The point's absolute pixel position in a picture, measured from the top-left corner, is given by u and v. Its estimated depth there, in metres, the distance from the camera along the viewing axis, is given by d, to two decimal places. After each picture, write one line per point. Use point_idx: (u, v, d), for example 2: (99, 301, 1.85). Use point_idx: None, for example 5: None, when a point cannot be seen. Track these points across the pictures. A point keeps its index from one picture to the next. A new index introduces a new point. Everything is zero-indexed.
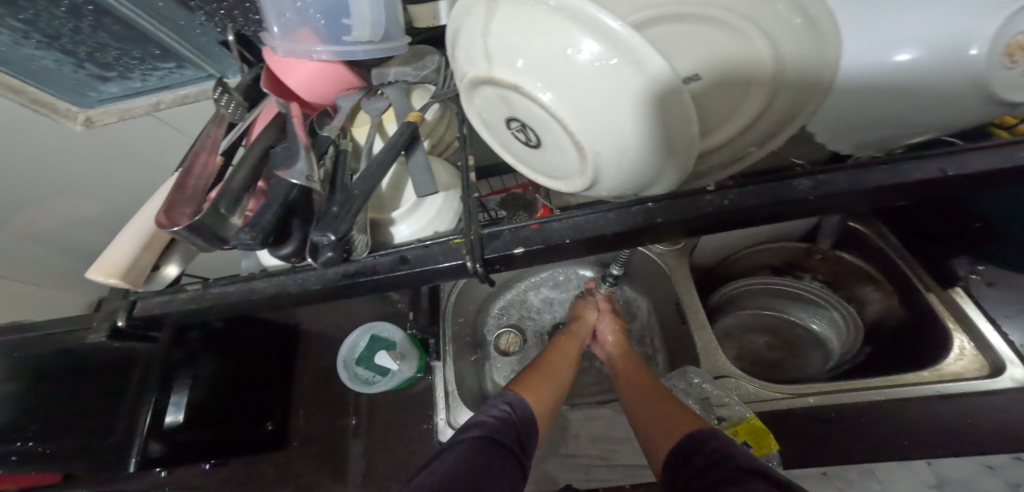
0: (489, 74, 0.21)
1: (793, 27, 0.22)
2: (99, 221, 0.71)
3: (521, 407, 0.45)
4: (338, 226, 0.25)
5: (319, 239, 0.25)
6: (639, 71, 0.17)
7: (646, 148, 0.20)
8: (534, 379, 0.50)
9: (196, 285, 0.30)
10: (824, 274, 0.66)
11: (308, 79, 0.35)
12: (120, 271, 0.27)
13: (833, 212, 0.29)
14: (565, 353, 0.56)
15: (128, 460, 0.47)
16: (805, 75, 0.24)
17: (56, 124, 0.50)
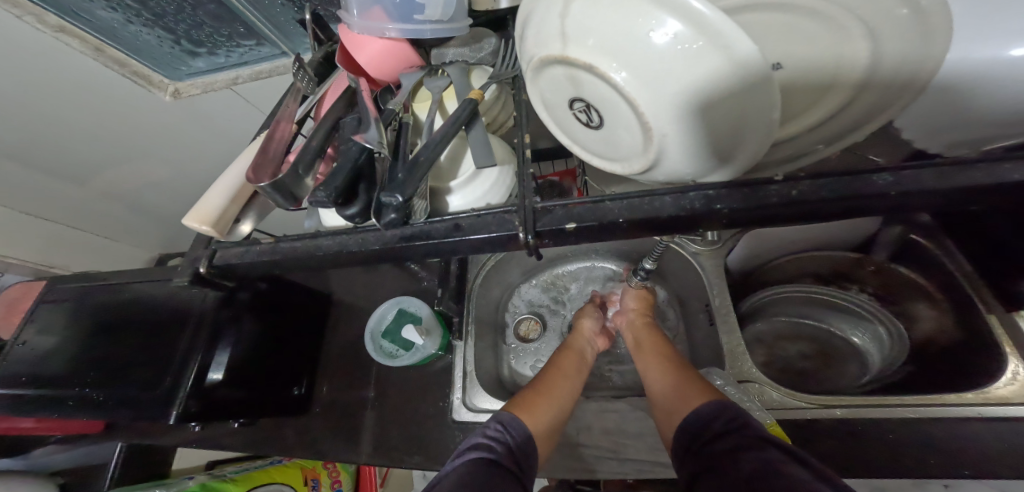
0: (562, 53, 0.22)
1: (897, 17, 0.24)
2: (165, 184, 0.78)
3: (514, 423, 0.48)
4: (405, 188, 0.27)
5: (388, 199, 0.27)
6: (726, 54, 0.18)
7: (717, 129, 0.22)
8: (533, 399, 0.53)
9: (269, 239, 0.33)
10: (874, 286, 0.64)
11: (378, 54, 0.37)
12: (212, 220, 0.30)
13: (900, 213, 0.27)
14: (563, 370, 0.58)
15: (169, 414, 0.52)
16: (898, 74, 0.26)
17: (148, 93, 0.57)
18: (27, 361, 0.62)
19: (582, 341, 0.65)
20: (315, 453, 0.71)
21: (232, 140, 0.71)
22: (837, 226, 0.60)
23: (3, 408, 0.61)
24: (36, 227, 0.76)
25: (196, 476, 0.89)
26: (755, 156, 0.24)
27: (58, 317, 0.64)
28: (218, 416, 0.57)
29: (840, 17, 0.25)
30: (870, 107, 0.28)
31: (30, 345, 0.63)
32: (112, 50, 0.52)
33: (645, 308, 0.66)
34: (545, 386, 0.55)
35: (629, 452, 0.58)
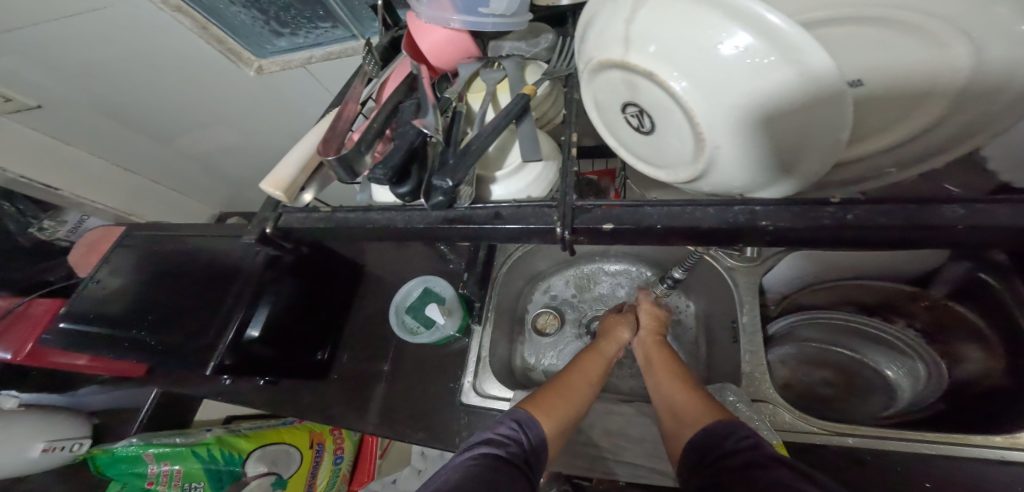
0: (623, 59, 0.23)
1: (1014, 35, 0.22)
2: (233, 150, 0.88)
3: (526, 422, 0.49)
4: (456, 174, 0.29)
5: (439, 183, 0.29)
6: (796, 69, 0.18)
7: (779, 142, 0.21)
8: (550, 398, 0.52)
9: (327, 209, 0.35)
10: (923, 322, 0.60)
11: (440, 44, 0.40)
12: (283, 187, 0.33)
13: (968, 247, 0.25)
14: (588, 375, 0.57)
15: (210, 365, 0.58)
16: (1008, 86, 0.24)
17: (237, 69, 0.62)
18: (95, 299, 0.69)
19: (612, 345, 0.63)
20: (326, 417, 0.77)
21: (294, 118, 0.75)
22: (880, 254, 0.58)
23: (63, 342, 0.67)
24: (118, 176, 0.89)
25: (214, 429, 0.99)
26: (812, 175, 0.24)
27: (123, 263, 0.73)
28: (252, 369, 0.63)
29: (937, 31, 0.23)
30: (956, 131, 0.27)
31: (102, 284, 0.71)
32: (215, 28, 0.57)
33: (658, 327, 0.64)
34: (560, 384, 0.54)
35: (626, 456, 0.59)
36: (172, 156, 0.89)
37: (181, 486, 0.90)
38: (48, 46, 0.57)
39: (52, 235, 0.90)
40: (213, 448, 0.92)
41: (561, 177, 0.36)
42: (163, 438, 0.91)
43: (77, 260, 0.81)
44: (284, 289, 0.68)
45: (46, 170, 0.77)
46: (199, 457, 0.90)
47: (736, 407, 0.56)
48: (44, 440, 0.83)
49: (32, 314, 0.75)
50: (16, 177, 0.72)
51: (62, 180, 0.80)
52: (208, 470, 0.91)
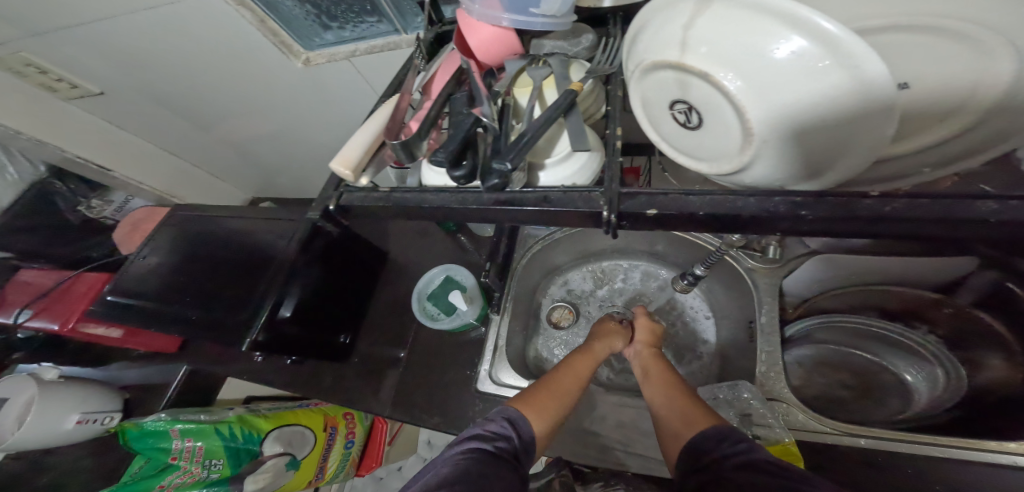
0: (678, 60, 0.25)
1: None
2: (273, 140, 0.99)
3: (516, 419, 0.51)
4: (514, 158, 0.31)
5: (497, 166, 0.31)
6: (849, 72, 0.20)
7: (825, 139, 0.23)
8: (538, 395, 0.55)
9: (386, 189, 0.37)
10: (946, 328, 0.61)
11: (488, 40, 0.42)
12: (353, 167, 0.35)
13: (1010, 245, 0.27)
14: (576, 372, 0.59)
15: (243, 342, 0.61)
16: None
17: (287, 60, 0.69)
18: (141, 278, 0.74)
19: (605, 349, 0.65)
20: (344, 400, 0.83)
21: (335, 103, 0.80)
22: (899, 259, 0.60)
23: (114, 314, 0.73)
24: (165, 159, 1.05)
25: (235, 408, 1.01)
26: (850, 171, 0.25)
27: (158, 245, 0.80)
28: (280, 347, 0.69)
29: (985, 40, 0.24)
30: (992, 136, 0.28)
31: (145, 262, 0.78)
32: (272, 22, 0.64)
33: (653, 341, 0.67)
34: (553, 384, 0.56)
35: (637, 448, 0.64)
36: (210, 141, 1.01)
37: (200, 464, 0.88)
38: (112, 40, 0.69)
39: (101, 213, 1.05)
40: (234, 426, 0.93)
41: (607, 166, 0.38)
42: (188, 415, 0.92)
43: (120, 239, 0.93)
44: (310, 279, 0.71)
45: (97, 151, 0.91)
46: (220, 434, 0.90)
47: (748, 403, 0.59)
48: (79, 413, 0.84)
49: (75, 289, 0.84)
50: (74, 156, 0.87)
51: (114, 160, 0.95)
52: (229, 447, 0.91)
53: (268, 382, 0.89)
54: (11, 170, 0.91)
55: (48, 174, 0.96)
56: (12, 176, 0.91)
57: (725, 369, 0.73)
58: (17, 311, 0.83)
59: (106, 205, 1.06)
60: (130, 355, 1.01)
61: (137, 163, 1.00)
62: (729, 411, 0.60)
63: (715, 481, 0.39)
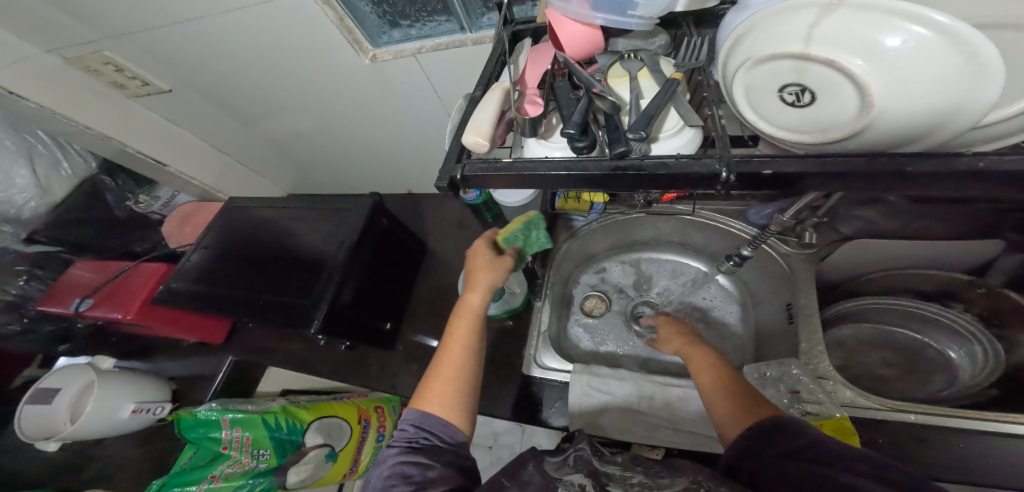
0: (803, 51, 0.29)
1: None
2: (310, 137, 1.02)
3: (423, 419, 0.54)
4: (644, 127, 0.36)
5: (633, 135, 0.36)
6: (965, 52, 0.25)
7: (932, 110, 0.28)
8: (430, 386, 0.57)
9: (508, 159, 0.38)
10: (981, 308, 0.66)
11: (576, 37, 0.47)
12: (489, 135, 0.39)
13: None
14: (451, 342, 0.60)
15: (313, 324, 0.72)
16: None
17: (356, 55, 0.71)
18: (215, 275, 0.86)
19: (478, 297, 0.63)
20: (392, 386, 0.86)
21: (391, 100, 0.83)
22: (934, 244, 0.64)
23: (205, 305, 0.82)
24: (215, 157, 1.12)
25: (276, 399, 1.02)
26: (948, 135, 0.30)
27: (211, 238, 0.92)
28: (337, 331, 0.76)
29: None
30: None
31: (202, 253, 0.90)
32: (348, 20, 0.67)
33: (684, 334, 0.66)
34: (437, 370, 0.58)
35: (686, 426, 0.68)
36: (256, 140, 1.06)
37: (250, 454, 0.90)
38: (183, 43, 0.75)
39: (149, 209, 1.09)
40: (279, 417, 0.94)
41: (708, 139, 0.41)
42: (236, 405, 0.94)
43: (170, 230, 1.05)
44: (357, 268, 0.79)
45: (159, 149, 1.00)
46: (267, 424, 0.91)
47: (799, 380, 0.63)
48: (134, 402, 0.88)
49: (132, 281, 0.92)
50: (134, 151, 0.96)
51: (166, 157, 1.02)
52: (274, 438, 0.92)
53: (314, 371, 0.92)
54: (66, 164, 0.95)
55: (99, 170, 1.01)
56: (67, 171, 0.95)
57: (762, 351, 0.77)
58: (80, 301, 0.92)
59: (153, 202, 1.09)
60: (176, 346, 1.05)
61: (187, 160, 1.07)
62: (781, 388, 0.63)
63: (797, 441, 0.43)
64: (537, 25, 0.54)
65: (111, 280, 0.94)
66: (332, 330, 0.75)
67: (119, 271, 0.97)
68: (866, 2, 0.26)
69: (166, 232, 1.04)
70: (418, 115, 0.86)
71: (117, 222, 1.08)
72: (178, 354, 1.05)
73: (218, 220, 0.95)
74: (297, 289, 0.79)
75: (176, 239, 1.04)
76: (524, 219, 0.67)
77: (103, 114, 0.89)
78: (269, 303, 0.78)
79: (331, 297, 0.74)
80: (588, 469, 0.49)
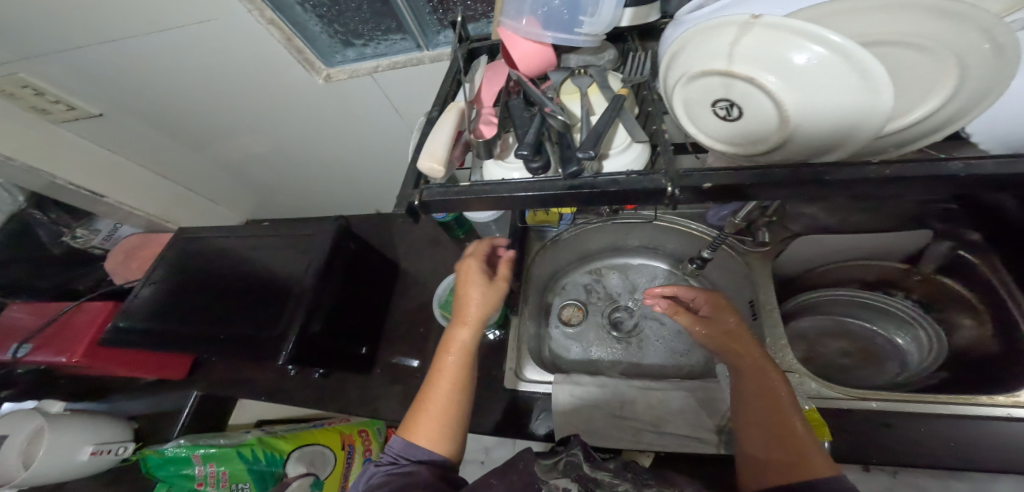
0: (727, 69, 0.31)
1: (980, 51, 0.29)
2: (272, 159, 1.01)
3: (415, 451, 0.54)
4: (595, 147, 0.37)
5: (581, 155, 0.37)
6: (856, 67, 0.28)
7: (841, 122, 0.31)
8: (417, 419, 0.57)
9: (467, 182, 0.39)
10: (920, 294, 0.71)
11: (528, 54, 0.48)
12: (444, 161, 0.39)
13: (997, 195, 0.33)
14: (439, 377, 0.59)
15: (281, 355, 0.71)
16: (984, 88, 0.31)
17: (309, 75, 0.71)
18: (172, 308, 0.83)
19: (462, 334, 0.61)
20: (372, 409, 0.85)
21: (351, 118, 0.83)
22: (873, 237, 0.69)
23: (164, 341, 0.79)
24: (162, 184, 1.08)
25: (252, 430, 0.99)
26: (858, 145, 0.32)
27: (164, 271, 0.89)
28: (307, 359, 0.75)
29: (939, 50, 0.30)
30: (947, 118, 0.33)
31: (152, 288, 0.87)
32: (297, 40, 0.67)
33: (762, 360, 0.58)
34: (425, 404, 0.58)
35: (668, 428, 0.69)
36: (216, 165, 1.04)
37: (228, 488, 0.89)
38: (125, 66, 0.73)
39: (88, 243, 1.05)
40: (256, 449, 0.91)
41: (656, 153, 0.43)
42: (207, 440, 0.91)
43: (114, 266, 0.99)
44: (327, 291, 0.78)
45: (93, 179, 0.94)
46: (243, 457, 0.89)
47: None
48: (92, 444, 0.85)
49: (76, 321, 0.88)
50: (65, 183, 0.89)
51: (105, 188, 0.97)
52: (252, 471, 0.89)
53: (290, 399, 0.89)
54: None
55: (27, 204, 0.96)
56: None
57: None
58: (16, 347, 0.87)
59: (93, 235, 1.05)
60: (136, 384, 1.00)
61: (127, 188, 1.01)
62: None
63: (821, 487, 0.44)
64: (491, 44, 0.56)
65: (52, 321, 0.90)
66: (302, 357, 0.73)
67: (61, 310, 0.92)
68: (776, 21, 0.28)
69: (110, 268, 0.99)
70: (380, 133, 0.86)
71: (55, 260, 1.02)
72: (140, 392, 1.00)
73: (169, 252, 0.92)
74: (262, 319, 0.77)
75: (121, 275, 0.98)
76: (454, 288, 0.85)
77: (29, 142, 0.83)
78: (233, 334, 0.76)
79: (300, 324, 0.72)
80: (577, 475, 0.52)
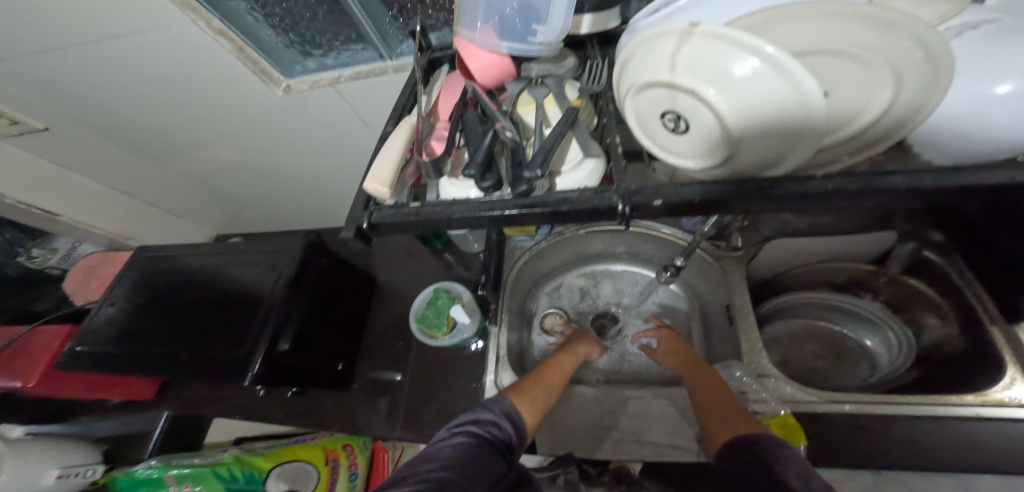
0: (670, 80, 0.31)
1: (915, 60, 0.30)
2: (243, 171, 0.99)
3: (511, 415, 0.52)
4: (542, 165, 0.36)
5: (528, 174, 0.35)
6: (790, 81, 0.27)
7: (783, 136, 0.30)
8: (529, 389, 0.58)
9: (416, 203, 0.38)
10: (887, 295, 0.72)
11: (485, 64, 0.46)
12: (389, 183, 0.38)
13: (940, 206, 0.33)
14: (558, 368, 0.65)
15: (247, 375, 0.69)
16: (917, 98, 0.31)
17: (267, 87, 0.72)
18: (135, 329, 0.80)
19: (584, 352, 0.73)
20: (350, 425, 0.83)
21: (317, 126, 0.82)
22: (841, 238, 0.70)
23: (128, 362, 0.77)
24: (119, 200, 1.06)
25: (228, 449, 0.96)
26: (801, 159, 0.32)
27: (125, 290, 0.86)
28: (275, 379, 0.73)
29: (874, 59, 0.30)
30: (889, 127, 0.34)
31: (112, 308, 0.84)
32: (250, 50, 0.67)
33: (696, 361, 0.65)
34: (539, 380, 0.61)
35: (649, 436, 0.68)
36: (185, 178, 1.02)
37: None
38: (76, 79, 0.70)
39: (45, 263, 1.03)
40: (234, 466, 0.88)
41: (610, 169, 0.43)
42: (181, 460, 0.88)
43: (73, 287, 0.96)
44: (297, 305, 0.76)
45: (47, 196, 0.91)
46: (220, 476, 0.85)
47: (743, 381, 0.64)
48: (58, 466, 0.84)
49: (34, 345, 0.86)
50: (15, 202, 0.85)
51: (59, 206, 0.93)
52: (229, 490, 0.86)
53: (264, 417, 0.87)
54: None
55: None
56: None
57: (710, 353, 0.79)
58: None
59: (51, 254, 1.03)
60: (103, 407, 0.97)
61: (82, 204, 0.98)
62: None
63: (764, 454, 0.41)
64: (453, 54, 0.54)
65: (8, 345, 0.87)
66: (265, 377, 0.71)
67: (19, 334, 0.89)
68: (712, 30, 0.28)
69: (69, 288, 0.97)
70: (349, 141, 0.86)
71: (10, 281, 0.99)
72: (107, 415, 0.97)
73: (130, 270, 0.89)
74: (229, 338, 0.75)
75: (80, 295, 0.96)
76: (432, 302, 0.82)
77: None
78: (199, 353, 0.74)
79: (268, 342, 0.71)
80: None
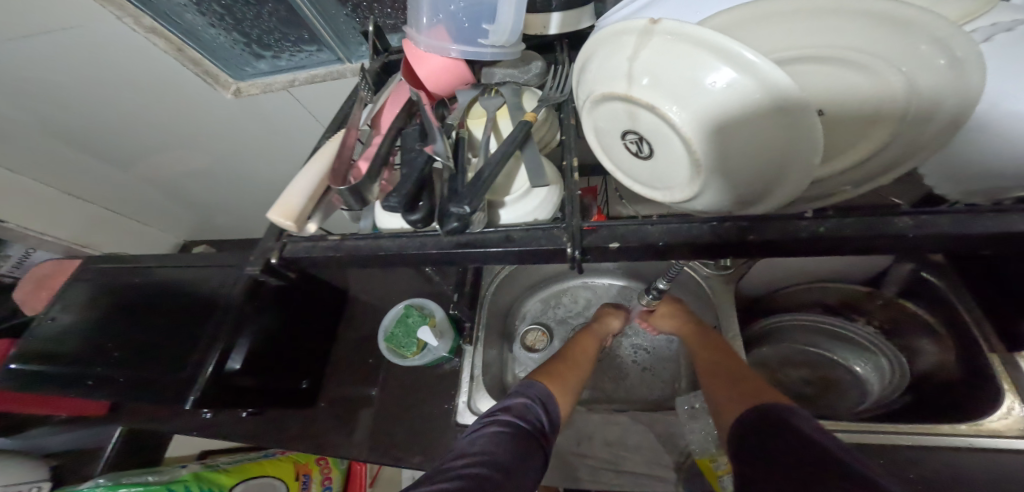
0: (627, 93, 0.25)
1: (934, 68, 0.24)
2: (207, 174, 0.93)
3: (544, 397, 0.49)
4: (472, 201, 0.30)
5: (455, 210, 0.30)
6: (771, 99, 0.21)
7: (763, 167, 0.25)
8: (557, 371, 0.55)
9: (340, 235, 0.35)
10: (881, 319, 0.67)
11: (438, 70, 0.41)
12: (295, 216, 0.33)
13: (939, 249, 0.28)
14: (584, 349, 0.62)
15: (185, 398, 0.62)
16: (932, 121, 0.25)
17: (213, 90, 0.66)
18: (77, 345, 0.75)
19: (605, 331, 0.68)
20: (315, 445, 0.78)
21: (276, 127, 0.76)
22: (834, 260, 0.65)
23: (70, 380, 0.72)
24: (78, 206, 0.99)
25: (189, 465, 0.91)
26: (787, 196, 0.26)
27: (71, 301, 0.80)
28: (232, 402, 0.65)
29: (878, 68, 0.25)
30: (899, 153, 0.28)
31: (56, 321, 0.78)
32: (190, 50, 0.61)
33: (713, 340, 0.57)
34: (568, 361, 0.57)
35: (626, 466, 0.61)
36: (144, 181, 0.96)
37: None
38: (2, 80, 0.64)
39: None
40: (189, 484, 0.81)
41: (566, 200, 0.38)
42: (132, 478, 0.81)
43: (22, 295, 0.89)
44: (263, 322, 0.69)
45: None
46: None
47: None
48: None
49: None
50: None
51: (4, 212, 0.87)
52: None
53: (222, 436, 0.82)
54: None
55: None
56: None
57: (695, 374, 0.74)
58: None
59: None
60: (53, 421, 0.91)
61: (39, 215, 0.92)
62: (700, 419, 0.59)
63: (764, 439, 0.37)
64: None
65: None
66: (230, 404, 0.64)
67: None
68: (678, 29, 0.22)
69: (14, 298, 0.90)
70: (313, 143, 0.81)
71: None
72: (59, 429, 0.91)
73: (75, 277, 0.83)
74: (177, 356, 0.69)
75: (29, 305, 0.89)
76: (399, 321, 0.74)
77: None
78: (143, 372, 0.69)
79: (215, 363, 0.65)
80: None
